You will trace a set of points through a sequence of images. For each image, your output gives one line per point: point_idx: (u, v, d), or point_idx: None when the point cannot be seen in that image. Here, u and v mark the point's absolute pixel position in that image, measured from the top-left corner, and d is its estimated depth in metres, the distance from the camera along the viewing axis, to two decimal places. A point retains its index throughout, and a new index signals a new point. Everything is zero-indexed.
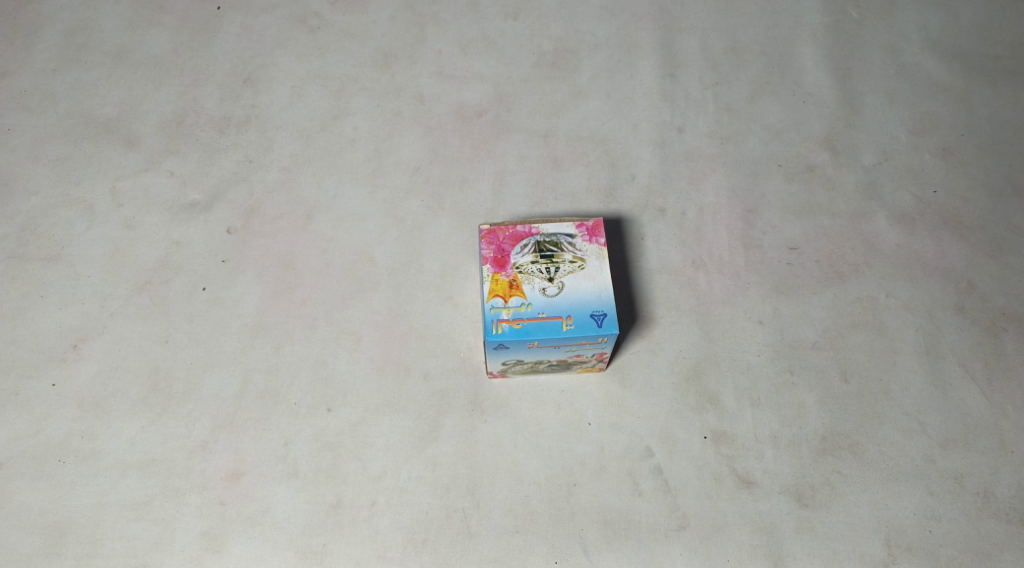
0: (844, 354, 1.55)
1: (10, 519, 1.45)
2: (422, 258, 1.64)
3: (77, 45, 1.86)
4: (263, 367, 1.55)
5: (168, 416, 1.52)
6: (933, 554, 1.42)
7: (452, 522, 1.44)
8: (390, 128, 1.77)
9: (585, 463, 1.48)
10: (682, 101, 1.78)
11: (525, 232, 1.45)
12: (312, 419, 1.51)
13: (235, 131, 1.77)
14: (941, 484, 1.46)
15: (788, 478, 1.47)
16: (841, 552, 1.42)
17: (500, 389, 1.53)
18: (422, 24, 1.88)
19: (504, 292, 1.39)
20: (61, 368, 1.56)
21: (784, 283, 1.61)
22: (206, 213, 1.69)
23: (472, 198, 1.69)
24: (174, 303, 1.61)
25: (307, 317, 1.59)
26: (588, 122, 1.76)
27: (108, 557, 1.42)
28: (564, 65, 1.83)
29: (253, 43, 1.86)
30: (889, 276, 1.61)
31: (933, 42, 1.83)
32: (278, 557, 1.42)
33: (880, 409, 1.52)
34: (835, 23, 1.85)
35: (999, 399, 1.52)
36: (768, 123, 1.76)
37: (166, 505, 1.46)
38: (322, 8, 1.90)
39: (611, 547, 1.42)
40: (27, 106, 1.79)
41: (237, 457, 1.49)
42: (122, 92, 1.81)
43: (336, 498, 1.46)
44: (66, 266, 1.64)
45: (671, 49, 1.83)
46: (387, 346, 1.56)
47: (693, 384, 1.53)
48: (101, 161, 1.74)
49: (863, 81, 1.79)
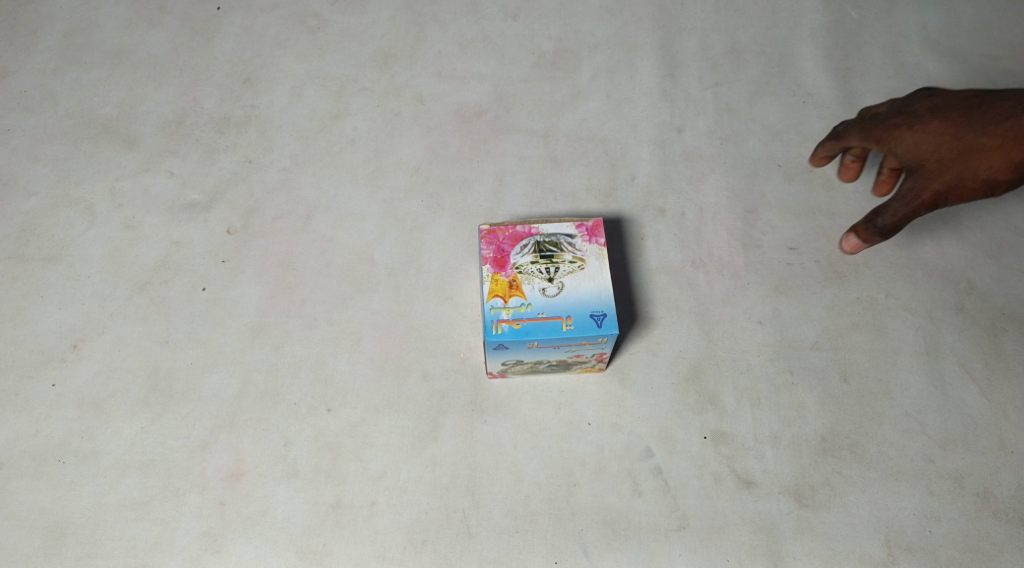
0: (843, 354, 1.55)
1: (10, 519, 1.45)
2: (422, 258, 1.64)
3: (77, 45, 1.86)
4: (263, 367, 1.55)
5: (168, 415, 1.52)
6: (933, 554, 1.42)
7: (452, 522, 1.44)
8: (390, 128, 1.77)
9: (585, 462, 1.48)
10: (683, 101, 1.78)
11: (525, 232, 1.45)
12: (312, 419, 1.51)
13: (235, 131, 1.77)
14: (941, 484, 1.47)
15: (788, 478, 1.47)
16: (841, 552, 1.42)
17: (500, 390, 1.53)
18: (422, 24, 1.88)
19: (503, 292, 1.39)
20: (61, 368, 1.56)
21: (784, 283, 1.61)
22: (206, 213, 1.69)
23: (472, 199, 1.69)
24: (173, 303, 1.61)
25: (307, 317, 1.59)
26: (588, 122, 1.76)
27: (108, 558, 1.42)
28: (564, 65, 1.83)
29: (254, 44, 1.86)
30: (889, 276, 1.61)
31: (934, 42, 1.83)
32: (278, 557, 1.42)
33: (881, 409, 1.52)
34: (834, 23, 1.86)
35: (999, 399, 1.52)
36: (767, 123, 1.75)
37: (167, 505, 1.46)
38: (322, 8, 1.90)
39: (611, 547, 1.43)
40: (27, 106, 1.79)
41: (237, 457, 1.49)
42: (122, 92, 1.81)
43: (335, 498, 1.46)
44: (66, 266, 1.64)
45: (670, 49, 1.83)
46: (387, 346, 1.56)
47: (694, 384, 1.53)
48: (100, 161, 1.74)
49: (864, 81, 1.79)
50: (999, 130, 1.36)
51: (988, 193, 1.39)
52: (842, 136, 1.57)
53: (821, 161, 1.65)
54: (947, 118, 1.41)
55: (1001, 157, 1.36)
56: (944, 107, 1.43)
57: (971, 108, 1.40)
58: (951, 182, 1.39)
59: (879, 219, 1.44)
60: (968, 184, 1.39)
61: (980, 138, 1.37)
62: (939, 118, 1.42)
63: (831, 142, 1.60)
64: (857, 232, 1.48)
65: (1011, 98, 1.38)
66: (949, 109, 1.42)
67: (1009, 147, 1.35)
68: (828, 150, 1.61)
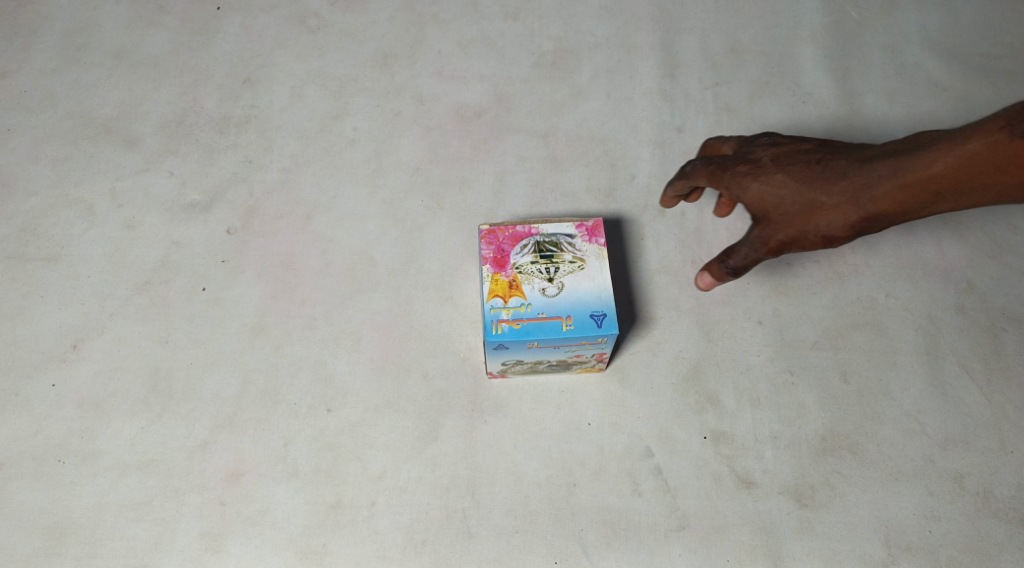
0: (843, 354, 1.55)
1: (10, 519, 1.45)
2: (422, 258, 1.64)
3: (77, 45, 1.86)
4: (263, 367, 1.55)
5: (168, 416, 1.52)
6: (933, 554, 1.42)
7: (452, 522, 1.44)
8: (390, 128, 1.77)
9: (585, 462, 1.48)
10: (682, 101, 1.78)
11: (525, 232, 1.44)
12: (312, 419, 1.51)
13: (235, 131, 1.77)
14: (941, 484, 1.47)
15: (788, 478, 1.47)
16: (840, 552, 1.42)
17: (500, 390, 1.53)
18: (422, 24, 1.88)
19: (502, 292, 1.39)
20: (61, 368, 1.56)
21: (784, 283, 1.61)
22: (206, 213, 1.69)
23: (472, 199, 1.69)
24: (173, 303, 1.61)
25: (307, 317, 1.59)
26: (588, 122, 1.76)
27: (108, 558, 1.42)
28: (564, 65, 1.83)
29: (254, 44, 1.86)
30: (889, 276, 1.61)
31: (933, 42, 1.83)
32: (278, 557, 1.42)
33: (881, 409, 1.52)
34: (834, 23, 1.86)
35: (999, 399, 1.52)
36: (767, 123, 1.75)
37: (167, 505, 1.46)
38: (322, 8, 1.90)
39: (611, 547, 1.43)
40: (27, 106, 1.79)
41: (237, 457, 1.49)
42: (122, 92, 1.81)
43: (335, 498, 1.46)
44: (66, 266, 1.64)
45: (670, 49, 1.83)
46: (386, 346, 1.56)
47: (694, 384, 1.53)
48: (100, 161, 1.74)
49: (863, 81, 1.79)
50: (839, 189, 1.32)
51: (828, 244, 1.37)
52: (691, 177, 1.44)
53: (670, 201, 1.51)
54: (789, 171, 1.36)
55: (841, 215, 1.33)
56: (786, 159, 1.38)
57: (812, 163, 1.36)
58: (793, 236, 1.36)
59: (728, 259, 1.40)
60: (810, 238, 1.36)
61: (821, 197, 1.33)
62: (782, 170, 1.37)
63: (680, 183, 1.46)
64: (711, 272, 1.42)
65: (848, 155, 1.35)
66: (790, 161, 1.38)
67: (847, 205, 1.32)
68: (677, 191, 1.47)
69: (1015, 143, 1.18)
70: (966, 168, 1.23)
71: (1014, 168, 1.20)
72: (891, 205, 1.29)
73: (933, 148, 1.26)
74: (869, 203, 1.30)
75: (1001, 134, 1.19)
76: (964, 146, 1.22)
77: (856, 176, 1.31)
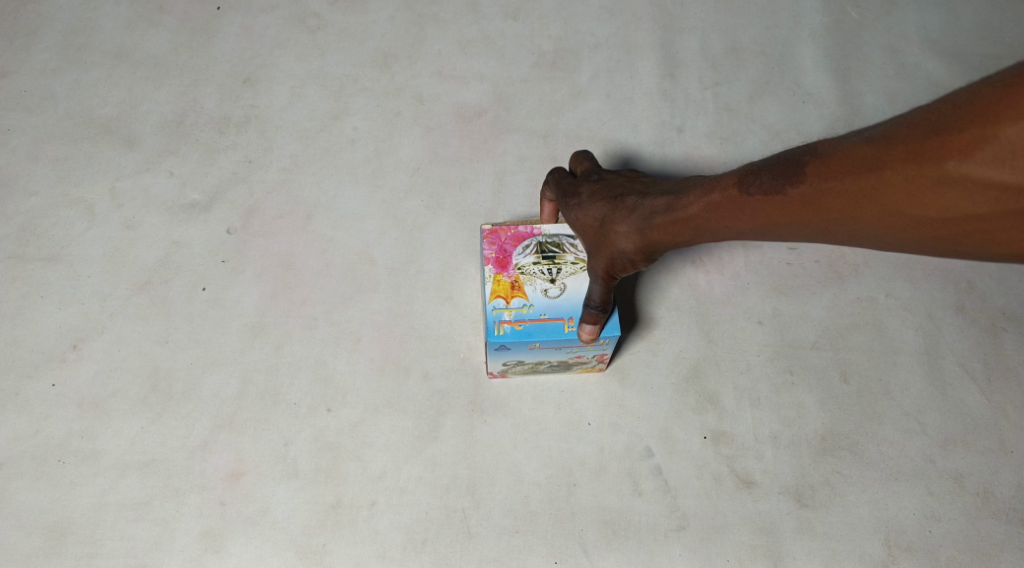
0: (843, 354, 1.55)
1: (10, 519, 1.45)
2: (422, 258, 1.64)
3: (77, 45, 1.86)
4: (263, 367, 1.55)
5: (168, 416, 1.52)
6: (933, 554, 1.42)
7: (451, 522, 1.44)
8: (390, 128, 1.77)
9: (585, 462, 1.48)
10: (683, 101, 1.78)
11: (527, 233, 1.44)
12: (312, 419, 1.51)
13: (235, 131, 1.77)
14: (941, 484, 1.47)
15: (788, 478, 1.47)
16: (840, 552, 1.42)
17: (500, 390, 1.53)
18: (422, 24, 1.88)
19: (504, 292, 1.38)
20: (61, 368, 1.56)
21: (784, 283, 1.60)
22: (206, 213, 1.69)
23: (472, 198, 1.69)
24: (173, 303, 1.61)
25: (307, 317, 1.59)
26: (588, 122, 1.76)
27: (108, 558, 1.42)
28: (564, 65, 1.83)
29: (254, 43, 1.86)
30: (889, 275, 1.61)
31: (933, 42, 1.83)
32: (277, 557, 1.42)
33: (881, 409, 1.52)
34: (834, 23, 1.86)
35: (999, 399, 1.52)
36: (767, 123, 1.75)
37: (166, 505, 1.46)
38: (322, 8, 1.90)
39: (611, 547, 1.43)
40: (27, 106, 1.79)
41: (236, 457, 1.49)
42: (122, 92, 1.81)
43: (335, 498, 1.46)
44: (66, 266, 1.64)
45: (671, 49, 1.83)
46: (386, 346, 1.56)
47: (694, 384, 1.53)
48: (101, 161, 1.74)
49: (864, 81, 1.79)
50: (627, 218, 1.22)
51: (639, 266, 1.28)
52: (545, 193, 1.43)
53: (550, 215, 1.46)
54: (598, 204, 1.29)
55: (629, 241, 1.23)
56: (601, 192, 1.30)
57: (614, 197, 1.27)
58: (609, 263, 1.28)
59: (592, 298, 1.32)
60: (618, 263, 1.28)
61: (615, 225, 1.24)
62: (593, 201, 1.30)
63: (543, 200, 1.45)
64: (589, 320, 1.32)
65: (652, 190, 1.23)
66: (602, 195, 1.30)
67: (631, 234, 1.22)
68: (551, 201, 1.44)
69: (741, 198, 1.04)
70: (708, 215, 1.10)
71: (744, 221, 1.06)
72: (662, 236, 1.18)
73: (694, 190, 1.13)
74: (647, 232, 1.20)
75: (734, 189, 1.06)
76: (707, 195, 1.10)
77: (646, 206, 1.20)
